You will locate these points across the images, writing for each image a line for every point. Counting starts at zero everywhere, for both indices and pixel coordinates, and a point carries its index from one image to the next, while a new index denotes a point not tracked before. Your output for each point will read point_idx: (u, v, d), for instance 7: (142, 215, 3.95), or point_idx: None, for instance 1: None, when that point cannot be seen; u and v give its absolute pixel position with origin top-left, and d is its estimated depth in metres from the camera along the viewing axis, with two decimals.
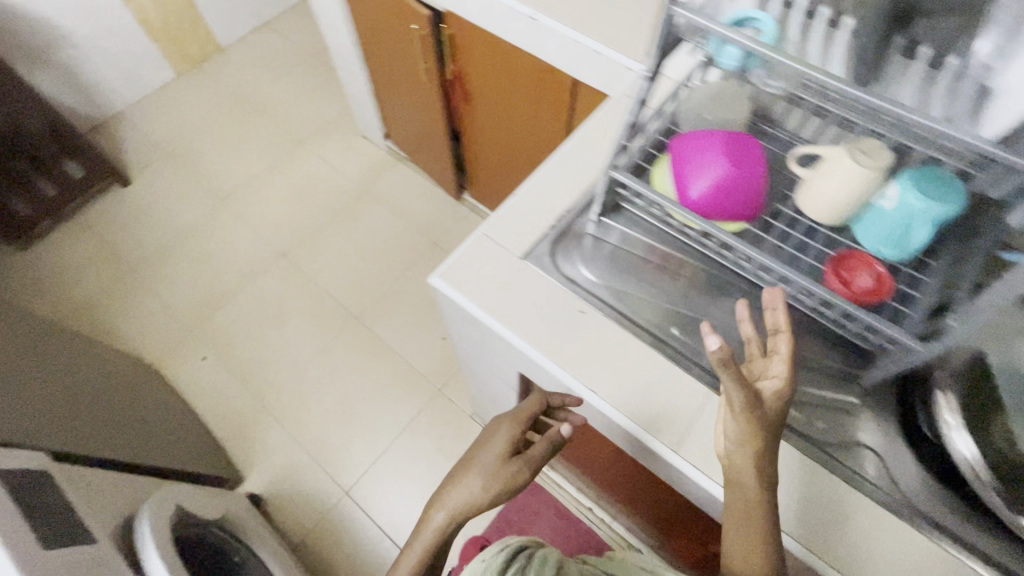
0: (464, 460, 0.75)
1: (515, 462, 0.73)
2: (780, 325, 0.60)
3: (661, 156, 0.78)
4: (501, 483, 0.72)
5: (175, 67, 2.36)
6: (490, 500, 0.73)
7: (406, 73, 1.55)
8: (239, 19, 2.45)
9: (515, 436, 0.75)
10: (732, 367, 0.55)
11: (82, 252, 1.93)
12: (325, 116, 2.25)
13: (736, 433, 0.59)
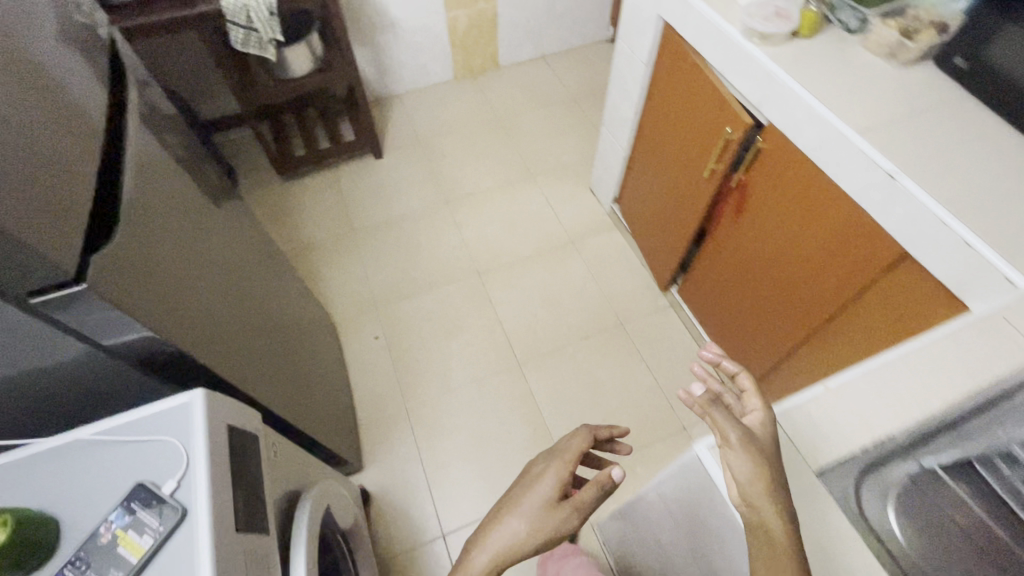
0: (497, 508, 0.80)
1: (548, 503, 0.76)
2: (738, 371, 0.69)
3: None
4: (540, 527, 0.74)
5: (455, 73, 2.60)
6: (529, 542, 0.74)
7: (683, 159, 1.47)
8: (523, 48, 2.64)
9: (561, 479, 0.79)
10: (711, 403, 0.65)
11: (323, 202, 2.16)
12: (562, 159, 2.30)
13: (729, 445, 0.63)
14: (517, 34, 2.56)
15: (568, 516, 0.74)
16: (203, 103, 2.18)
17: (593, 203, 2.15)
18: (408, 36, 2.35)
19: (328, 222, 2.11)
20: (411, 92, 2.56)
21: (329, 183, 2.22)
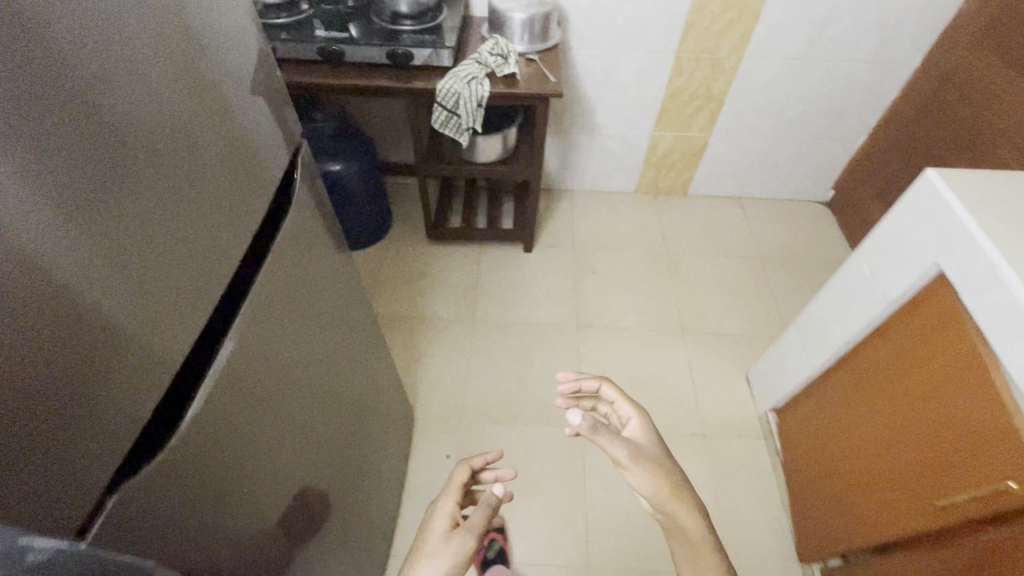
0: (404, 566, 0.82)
1: (448, 540, 0.83)
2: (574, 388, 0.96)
3: None
4: (453, 558, 0.81)
5: (638, 187, 2.41)
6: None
7: (908, 447, 1.10)
8: (721, 185, 2.38)
9: (449, 513, 0.88)
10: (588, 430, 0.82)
11: (455, 279, 2.06)
12: (723, 326, 1.97)
13: (635, 474, 0.84)
14: (721, 171, 2.31)
15: (469, 537, 0.83)
16: (390, 146, 2.23)
17: (743, 397, 1.79)
18: (605, 142, 2.21)
19: (451, 299, 2.01)
20: (586, 192, 2.42)
21: (469, 259, 2.13)
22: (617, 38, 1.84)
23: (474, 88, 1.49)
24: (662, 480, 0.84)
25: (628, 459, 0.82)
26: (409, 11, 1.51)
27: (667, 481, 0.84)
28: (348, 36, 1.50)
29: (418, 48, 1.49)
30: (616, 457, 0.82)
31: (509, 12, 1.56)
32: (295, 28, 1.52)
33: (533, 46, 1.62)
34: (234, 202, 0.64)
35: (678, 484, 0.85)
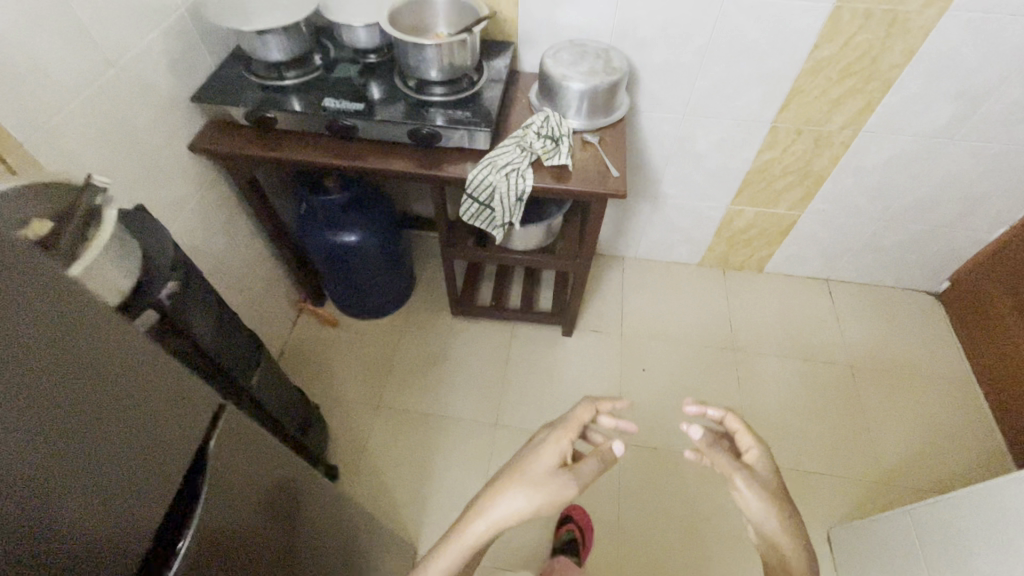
0: (500, 478, 0.83)
1: (554, 474, 0.80)
2: (733, 422, 0.86)
3: None
4: (548, 501, 0.79)
5: (703, 259, 2.05)
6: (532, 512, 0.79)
7: None
8: (806, 265, 1.99)
9: (558, 455, 0.83)
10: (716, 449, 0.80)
11: (479, 368, 1.78)
12: (798, 458, 1.61)
13: (754, 494, 0.79)
14: (809, 251, 1.92)
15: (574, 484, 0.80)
16: (418, 201, 1.95)
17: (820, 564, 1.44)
18: (669, 212, 1.85)
19: (473, 391, 1.74)
20: (639, 261, 2.07)
21: (498, 340, 1.85)
22: (698, 103, 1.48)
23: (511, 183, 1.18)
24: (773, 491, 0.80)
25: (732, 469, 0.79)
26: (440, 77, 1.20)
27: (776, 494, 0.80)
28: (363, 107, 1.20)
29: (448, 127, 1.18)
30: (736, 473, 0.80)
31: (564, 81, 1.23)
32: (303, 95, 1.25)
33: (593, 122, 1.29)
34: (224, 485, 0.53)
35: (778, 488, 0.81)
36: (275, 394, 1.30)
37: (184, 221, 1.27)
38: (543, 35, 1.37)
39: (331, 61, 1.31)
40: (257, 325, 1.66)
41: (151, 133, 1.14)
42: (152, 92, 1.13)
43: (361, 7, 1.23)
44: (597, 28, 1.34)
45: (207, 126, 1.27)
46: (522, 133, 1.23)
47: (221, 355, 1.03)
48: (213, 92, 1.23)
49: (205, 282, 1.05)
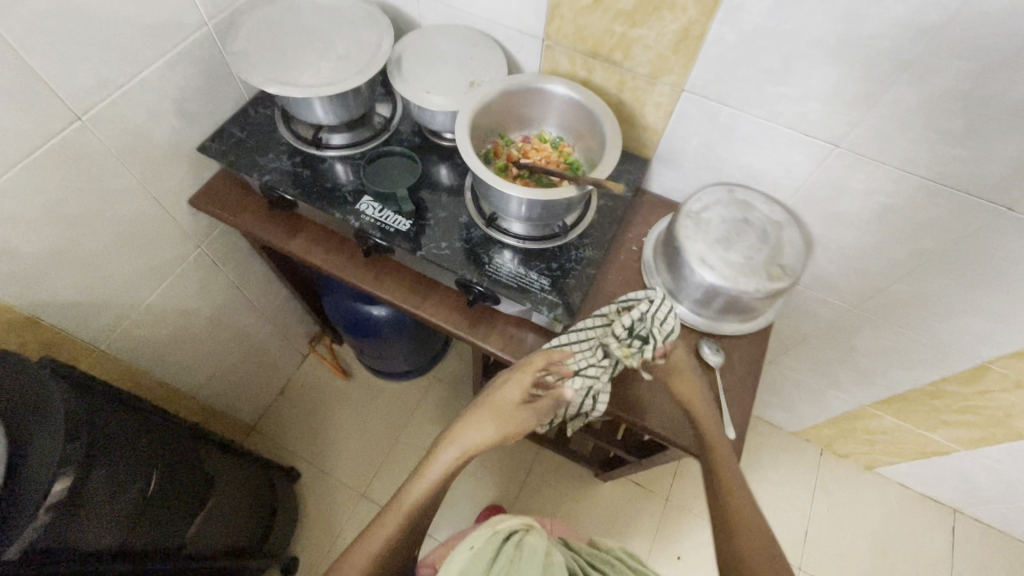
0: (445, 434, 0.73)
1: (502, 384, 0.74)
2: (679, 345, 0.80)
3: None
4: (493, 417, 0.72)
5: (800, 430, 1.61)
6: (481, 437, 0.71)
7: None
8: (935, 486, 1.51)
9: (526, 384, 0.73)
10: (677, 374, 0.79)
11: (488, 488, 1.50)
12: None
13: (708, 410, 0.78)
14: (948, 479, 1.44)
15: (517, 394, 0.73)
16: None
17: None
18: (781, 379, 1.42)
19: (474, 514, 1.46)
20: None
21: (520, 457, 1.55)
22: (884, 305, 1.01)
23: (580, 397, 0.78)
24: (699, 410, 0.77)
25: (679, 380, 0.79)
26: (517, 217, 0.82)
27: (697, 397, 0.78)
28: (407, 230, 0.85)
29: (509, 294, 0.82)
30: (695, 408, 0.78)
31: (700, 268, 0.82)
32: (338, 181, 0.91)
33: (720, 325, 0.88)
34: None
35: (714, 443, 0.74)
36: (249, 516, 1.15)
37: (171, 286, 1.01)
38: (692, 166, 0.94)
39: (391, 132, 0.96)
40: (256, 369, 1.43)
41: (134, 195, 0.86)
42: (141, 144, 0.83)
43: (444, 81, 0.85)
44: (775, 183, 0.89)
45: (213, 177, 0.97)
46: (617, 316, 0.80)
47: (156, 530, 0.83)
48: (226, 143, 0.92)
49: (149, 440, 0.83)
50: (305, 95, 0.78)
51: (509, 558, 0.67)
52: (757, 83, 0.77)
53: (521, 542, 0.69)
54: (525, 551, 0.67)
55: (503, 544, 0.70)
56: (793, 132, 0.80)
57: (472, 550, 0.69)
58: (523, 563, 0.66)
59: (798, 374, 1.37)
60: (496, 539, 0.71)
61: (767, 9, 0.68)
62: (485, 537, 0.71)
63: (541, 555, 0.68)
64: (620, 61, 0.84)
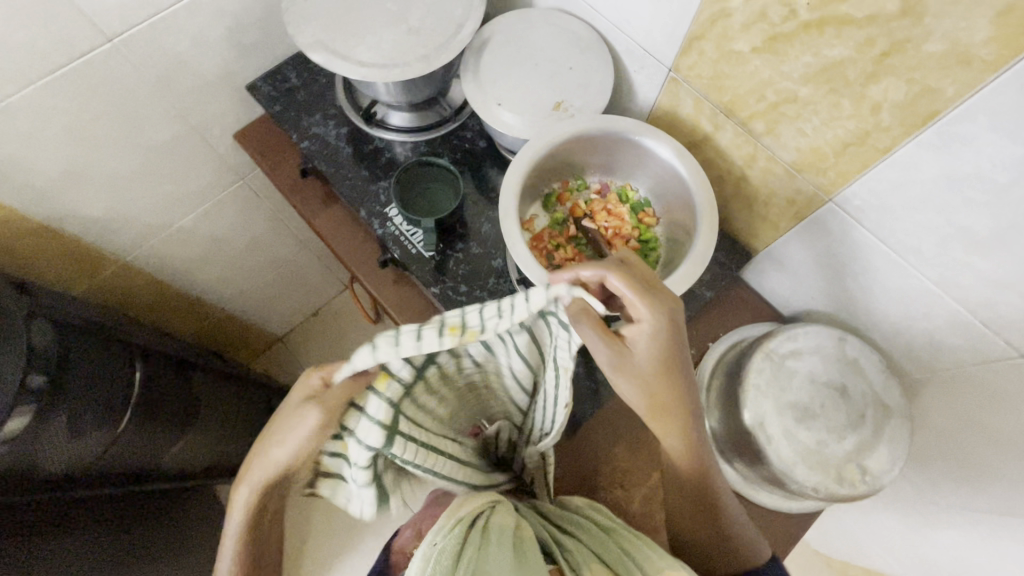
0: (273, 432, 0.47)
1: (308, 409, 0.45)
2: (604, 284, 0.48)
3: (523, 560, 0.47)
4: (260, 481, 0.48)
5: (826, 552, 1.37)
6: (257, 506, 0.50)
7: None
8: None
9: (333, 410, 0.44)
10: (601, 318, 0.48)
11: None
12: None
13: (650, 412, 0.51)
14: None
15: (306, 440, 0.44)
16: None
17: None
18: (836, 524, 1.18)
19: None
20: None
21: None
22: (1009, 541, 0.75)
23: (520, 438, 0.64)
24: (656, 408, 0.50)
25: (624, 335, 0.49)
26: None
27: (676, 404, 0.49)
28: (428, 258, 0.73)
29: None
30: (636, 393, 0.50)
31: (754, 433, 0.63)
32: (378, 170, 0.78)
33: (752, 491, 0.71)
34: None
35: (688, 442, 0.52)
36: (245, 442, 1.19)
37: (206, 213, 0.98)
38: (804, 284, 0.71)
39: (456, 124, 0.80)
40: (293, 294, 1.43)
41: (168, 122, 0.80)
42: (181, 72, 0.75)
43: (523, 96, 0.68)
44: (908, 350, 0.65)
45: (263, 118, 0.89)
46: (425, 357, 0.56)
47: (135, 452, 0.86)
48: (277, 89, 0.82)
49: (132, 379, 0.84)
50: (351, 74, 0.64)
51: (474, 545, 0.48)
52: (938, 238, 0.52)
53: (487, 526, 0.51)
54: (492, 533, 0.50)
55: (465, 530, 0.51)
56: (962, 313, 0.56)
57: (432, 553, 0.49)
58: (490, 549, 0.48)
59: (858, 531, 1.13)
60: (458, 525, 0.52)
61: (1004, 158, 0.44)
62: (444, 529, 0.52)
63: (511, 533, 0.51)
64: (759, 133, 0.61)
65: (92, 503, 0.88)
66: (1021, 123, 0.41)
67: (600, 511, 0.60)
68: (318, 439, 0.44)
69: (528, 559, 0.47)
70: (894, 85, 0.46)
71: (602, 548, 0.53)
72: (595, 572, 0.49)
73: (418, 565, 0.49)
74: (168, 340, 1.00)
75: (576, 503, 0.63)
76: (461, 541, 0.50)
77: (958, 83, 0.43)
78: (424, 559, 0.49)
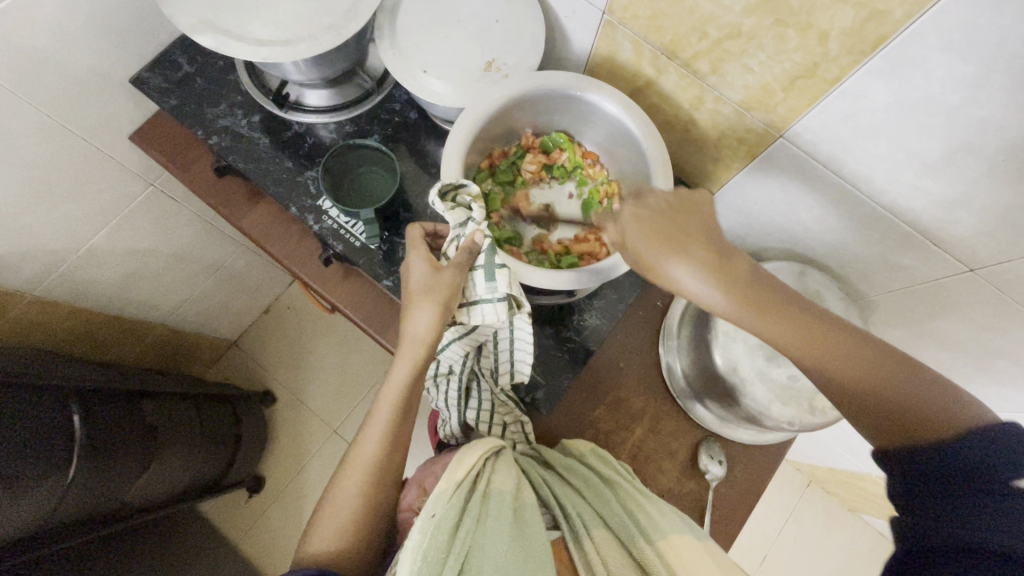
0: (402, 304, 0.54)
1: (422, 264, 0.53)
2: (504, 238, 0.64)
3: (531, 536, 0.49)
4: (411, 359, 0.52)
5: (794, 459, 1.43)
6: (414, 389, 0.53)
7: None
8: None
9: (427, 256, 0.54)
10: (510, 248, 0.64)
11: None
12: None
13: (700, 284, 0.45)
14: None
15: (432, 323, 0.52)
16: None
17: None
18: (807, 441, 1.25)
19: None
20: None
21: None
22: None
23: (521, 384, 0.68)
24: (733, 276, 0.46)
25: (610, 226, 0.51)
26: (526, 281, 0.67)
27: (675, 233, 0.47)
28: (375, 249, 0.67)
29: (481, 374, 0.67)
30: (656, 263, 0.47)
31: (728, 377, 0.65)
32: (303, 158, 0.71)
33: (730, 432, 0.72)
34: None
35: (754, 295, 0.45)
36: (217, 457, 1.14)
37: (115, 229, 0.87)
38: (761, 220, 0.71)
39: (382, 96, 0.73)
40: (239, 297, 1.34)
41: (47, 134, 0.69)
42: (49, 74, 0.65)
43: (450, 59, 0.62)
44: (865, 275, 0.66)
45: (161, 114, 0.79)
46: (469, 302, 0.56)
47: (96, 495, 0.81)
48: (168, 80, 0.72)
49: (72, 426, 0.77)
50: (250, 57, 0.56)
51: (476, 516, 0.50)
52: (889, 165, 0.51)
53: (488, 494, 0.52)
54: (493, 503, 0.51)
55: (463, 499, 0.51)
56: (916, 237, 0.56)
57: (433, 522, 0.49)
58: (491, 522, 0.49)
59: (828, 446, 1.20)
60: (457, 492, 0.52)
61: (953, 79, 0.42)
62: (443, 495, 0.52)
63: (510, 501, 0.52)
64: (704, 73, 0.58)
65: (60, 556, 0.82)
66: (970, 41, 0.40)
67: (603, 463, 0.63)
68: (419, 290, 0.52)
69: (528, 535, 0.49)
70: (842, 13, 0.43)
71: (601, 507, 0.56)
72: (600, 545, 0.51)
73: (413, 531, 0.49)
74: (105, 370, 0.92)
75: (576, 448, 0.66)
76: (460, 511, 0.50)
77: (907, 5, 0.40)
78: (422, 525, 0.49)
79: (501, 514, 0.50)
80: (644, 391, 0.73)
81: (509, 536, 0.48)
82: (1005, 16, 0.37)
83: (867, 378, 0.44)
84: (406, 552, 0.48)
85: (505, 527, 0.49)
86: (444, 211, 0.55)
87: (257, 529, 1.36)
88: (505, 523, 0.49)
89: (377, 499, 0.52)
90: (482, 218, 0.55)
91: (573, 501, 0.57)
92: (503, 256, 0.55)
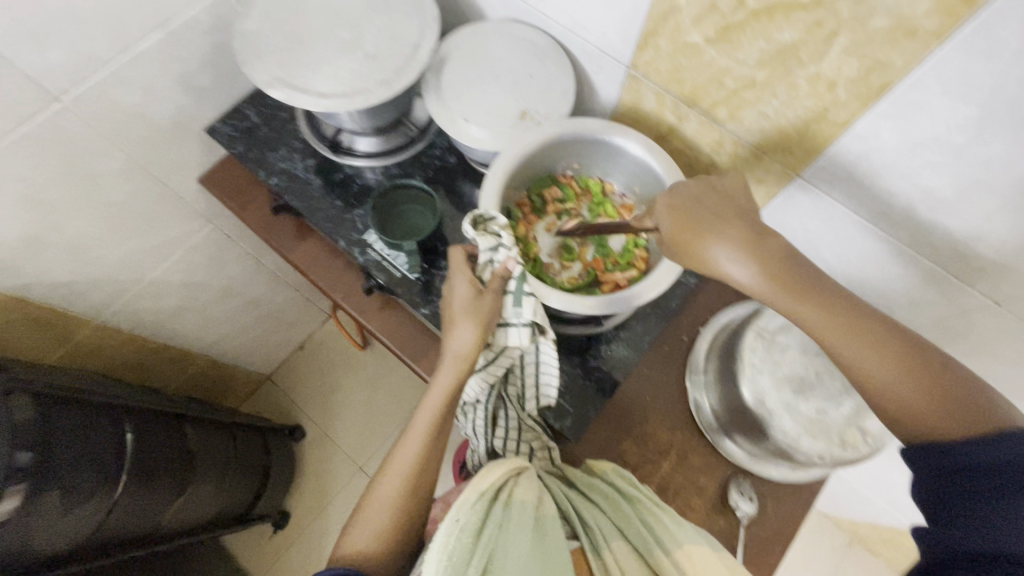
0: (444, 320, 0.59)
1: (464, 283, 0.58)
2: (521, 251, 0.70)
3: (550, 546, 0.50)
4: (454, 370, 0.55)
5: (832, 513, 1.37)
6: (453, 402, 0.56)
7: None
8: None
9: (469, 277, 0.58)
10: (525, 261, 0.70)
11: None
12: None
13: (738, 266, 0.49)
14: None
15: (473, 339, 0.55)
16: None
17: None
18: (845, 494, 1.19)
19: None
20: None
21: None
22: None
23: (547, 411, 0.71)
24: (764, 257, 0.48)
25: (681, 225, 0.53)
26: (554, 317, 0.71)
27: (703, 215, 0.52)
28: (413, 280, 0.72)
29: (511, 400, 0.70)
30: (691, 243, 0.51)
31: (756, 410, 0.66)
32: (351, 198, 0.77)
33: (761, 468, 0.72)
34: None
35: (788, 276, 0.48)
36: (246, 487, 1.16)
37: (176, 262, 0.95)
38: None
39: (424, 143, 0.80)
40: (279, 331, 1.40)
41: (128, 176, 0.78)
42: (137, 123, 0.74)
43: (488, 109, 0.69)
44: (889, 312, 0.67)
45: (227, 159, 0.88)
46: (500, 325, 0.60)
47: (135, 514, 0.83)
48: (237, 128, 0.81)
49: (124, 443, 0.81)
50: (314, 107, 0.64)
51: (499, 522, 0.50)
52: (905, 202, 0.54)
53: (512, 502, 0.53)
54: (515, 511, 0.52)
55: (487, 505, 0.52)
56: (937, 271, 0.57)
57: (457, 526, 0.49)
58: (514, 529, 0.50)
59: (867, 499, 1.15)
60: (481, 497, 0.52)
61: (957, 121, 0.46)
62: (466, 501, 0.52)
63: (533, 512, 0.53)
64: (722, 120, 0.62)
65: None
66: (969, 86, 0.43)
67: (625, 479, 0.62)
68: (461, 308, 0.57)
69: (550, 546, 0.50)
70: (848, 63, 0.48)
71: (619, 520, 0.57)
72: (617, 558, 0.52)
73: (439, 532, 0.49)
74: (153, 395, 0.97)
75: (601, 467, 0.64)
76: (484, 516, 0.51)
77: (906, 55, 0.44)
78: (447, 528, 0.49)
79: (518, 520, 0.51)
80: (670, 424, 0.74)
81: (529, 543, 0.49)
82: (1000, 64, 0.41)
83: (935, 396, 0.43)
84: (430, 556, 0.48)
85: (525, 533, 0.50)
86: (476, 238, 0.59)
87: (278, 565, 1.36)
88: (524, 528, 0.50)
89: (415, 505, 0.53)
90: (511, 245, 0.59)
91: (588, 514, 0.57)
92: (532, 283, 0.59)
